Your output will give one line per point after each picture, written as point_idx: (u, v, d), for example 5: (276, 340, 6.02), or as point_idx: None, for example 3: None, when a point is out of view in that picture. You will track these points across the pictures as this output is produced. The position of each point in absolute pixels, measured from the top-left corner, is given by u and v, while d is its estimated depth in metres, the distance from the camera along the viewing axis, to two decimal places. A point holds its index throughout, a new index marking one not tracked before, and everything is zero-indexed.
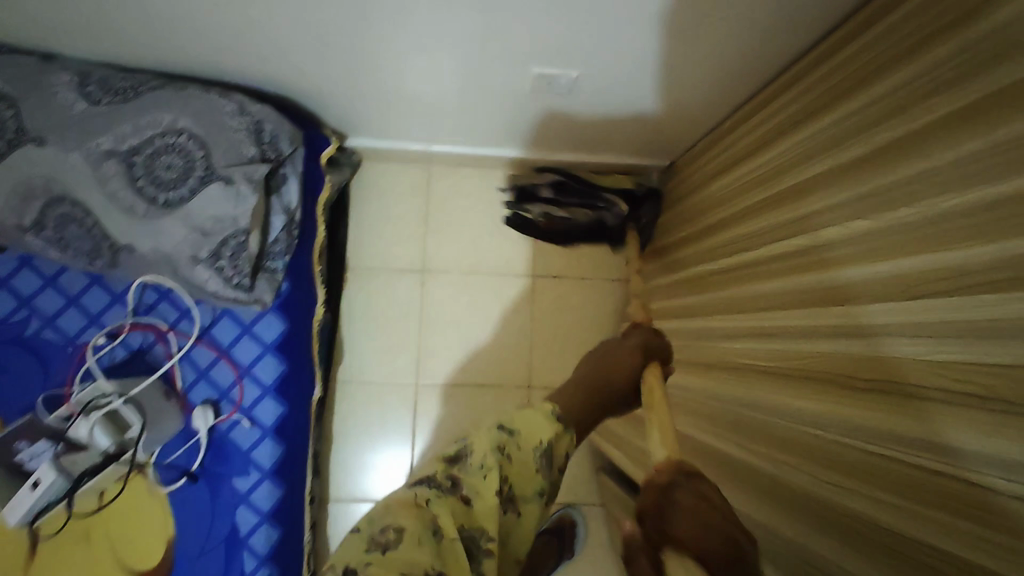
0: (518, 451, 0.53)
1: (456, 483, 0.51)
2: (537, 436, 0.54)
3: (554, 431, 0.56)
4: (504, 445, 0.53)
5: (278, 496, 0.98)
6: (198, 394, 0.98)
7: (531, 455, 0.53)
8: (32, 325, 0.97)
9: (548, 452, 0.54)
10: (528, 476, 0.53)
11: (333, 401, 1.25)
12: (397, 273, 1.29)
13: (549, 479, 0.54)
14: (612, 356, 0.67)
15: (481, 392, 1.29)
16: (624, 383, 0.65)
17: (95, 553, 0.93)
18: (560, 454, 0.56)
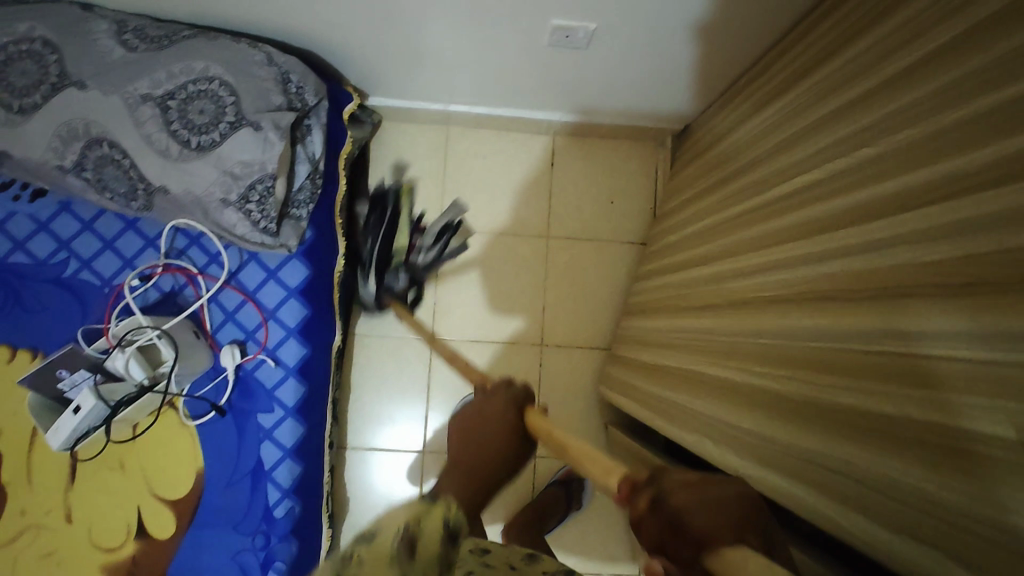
0: (371, 545, 0.52)
1: None
2: (398, 522, 0.54)
3: (410, 515, 0.56)
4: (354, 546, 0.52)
5: (300, 434, 1.03)
6: (225, 334, 1.03)
7: (389, 542, 0.51)
8: (71, 267, 1.02)
9: (407, 531, 0.53)
10: (387, 560, 0.49)
11: (351, 353, 1.30)
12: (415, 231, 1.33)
13: (414, 562, 0.50)
14: (480, 420, 0.69)
15: (493, 349, 1.32)
16: (502, 446, 0.66)
17: (128, 480, 1.00)
18: (428, 532, 0.54)
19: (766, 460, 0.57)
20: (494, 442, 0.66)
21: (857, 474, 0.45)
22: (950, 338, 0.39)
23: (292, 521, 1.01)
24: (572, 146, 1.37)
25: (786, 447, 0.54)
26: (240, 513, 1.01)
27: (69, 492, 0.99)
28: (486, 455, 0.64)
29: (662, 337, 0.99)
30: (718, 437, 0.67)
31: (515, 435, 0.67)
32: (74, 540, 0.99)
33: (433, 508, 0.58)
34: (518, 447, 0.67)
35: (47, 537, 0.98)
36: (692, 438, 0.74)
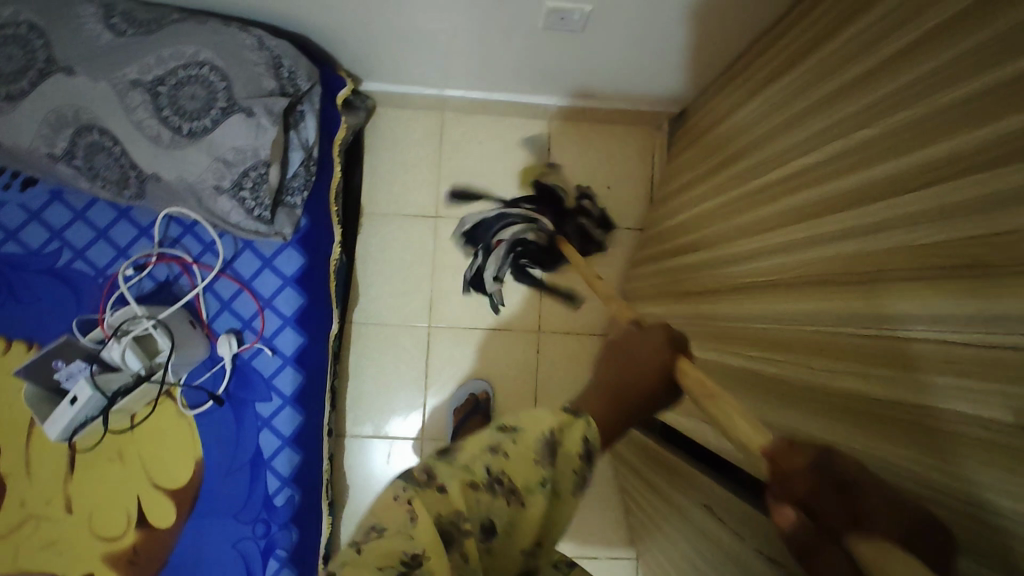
0: (514, 443, 0.42)
1: (431, 473, 0.40)
2: (540, 425, 0.43)
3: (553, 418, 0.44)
4: (499, 443, 0.42)
5: (298, 422, 1.02)
6: (221, 323, 1.02)
7: (532, 445, 0.42)
8: (63, 257, 1.01)
9: (559, 438, 0.42)
10: (528, 464, 0.41)
11: (349, 342, 1.29)
12: (411, 218, 1.32)
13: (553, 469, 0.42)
14: (634, 355, 0.51)
15: (492, 336, 1.32)
16: (657, 378, 0.51)
17: (127, 470, 1.00)
18: (574, 446, 0.43)
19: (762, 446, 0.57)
20: (640, 389, 0.49)
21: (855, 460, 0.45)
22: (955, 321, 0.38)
23: (292, 509, 1.02)
24: (570, 129, 1.35)
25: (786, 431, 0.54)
26: (240, 502, 1.01)
27: (69, 482, 0.99)
28: (630, 385, 0.49)
29: (661, 322, 0.99)
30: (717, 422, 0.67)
31: (669, 383, 0.51)
32: (75, 531, 0.99)
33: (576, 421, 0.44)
34: (665, 393, 0.52)
35: (48, 528, 0.99)
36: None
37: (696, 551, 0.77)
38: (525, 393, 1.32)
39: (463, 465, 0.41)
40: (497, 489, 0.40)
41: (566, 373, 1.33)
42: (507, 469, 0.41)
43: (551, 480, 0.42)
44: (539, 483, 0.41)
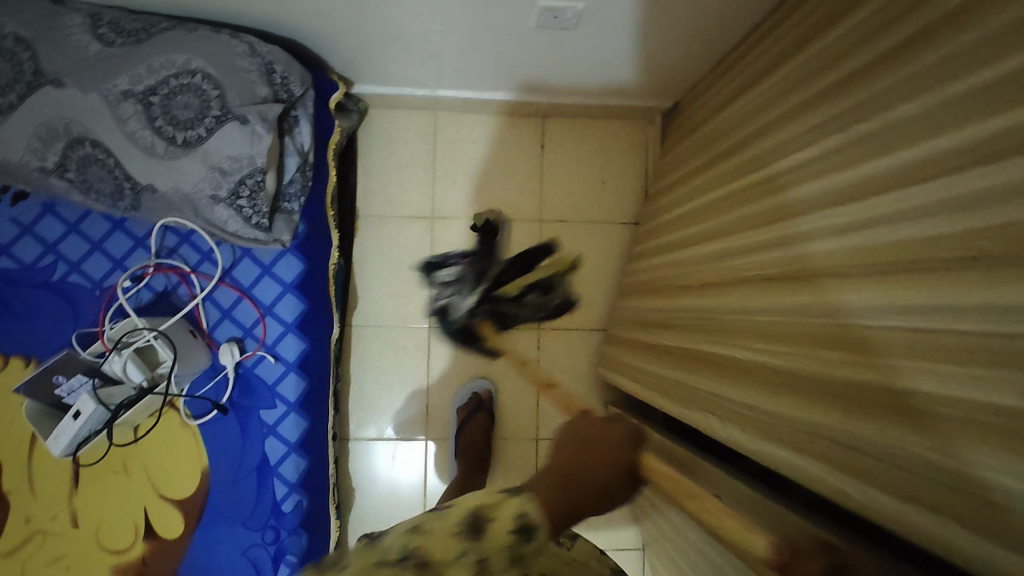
0: (437, 522, 0.50)
1: (344, 554, 0.47)
2: (470, 504, 0.52)
3: (487, 499, 0.52)
4: (421, 522, 0.50)
5: (304, 428, 1.03)
6: (222, 332, 1.02)
7: (453, 523, 0.49)
8: (59, 270, 1.01)
9: (480, 511, 0.50)
10: (450, 540, 0.48)
11: (349, 345, 1.29)
12: (407, 219, 1.32)
13: (481, 542, 0.48)
14: (597, 439, 0.57)
15: (491, 334, 1.33)
16: (619, 468, 0.55)
17: (133, 482, 1.00)
18: (504, 518, 0.50)
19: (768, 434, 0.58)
20: (597, 472, 0.54)
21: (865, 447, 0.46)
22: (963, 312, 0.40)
23: (301, 515, 1.02)
24: (563, 126, 1.36)
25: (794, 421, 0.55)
26: (248, 510, 1.01)
27: (74, 495, 0.99)
28: (591, 476, 0.53)
29: (661, 316, 1.00)
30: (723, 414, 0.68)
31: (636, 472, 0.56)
32: (82, 544, 0.99)
33: (509, 497, 0.52)
34: (633, 485, 0.56)
35: (54, 543, 0.99)
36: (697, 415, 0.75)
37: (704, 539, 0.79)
38: (527, 391, 1.33)
39: (383, 547, 0.48)
40: (412, 562, 0.46)
41: (566, 370, 1.34)
42: (424, 545, 0.47)
43: (474, 550, 0.48)
44: (460, 551, 0.47)
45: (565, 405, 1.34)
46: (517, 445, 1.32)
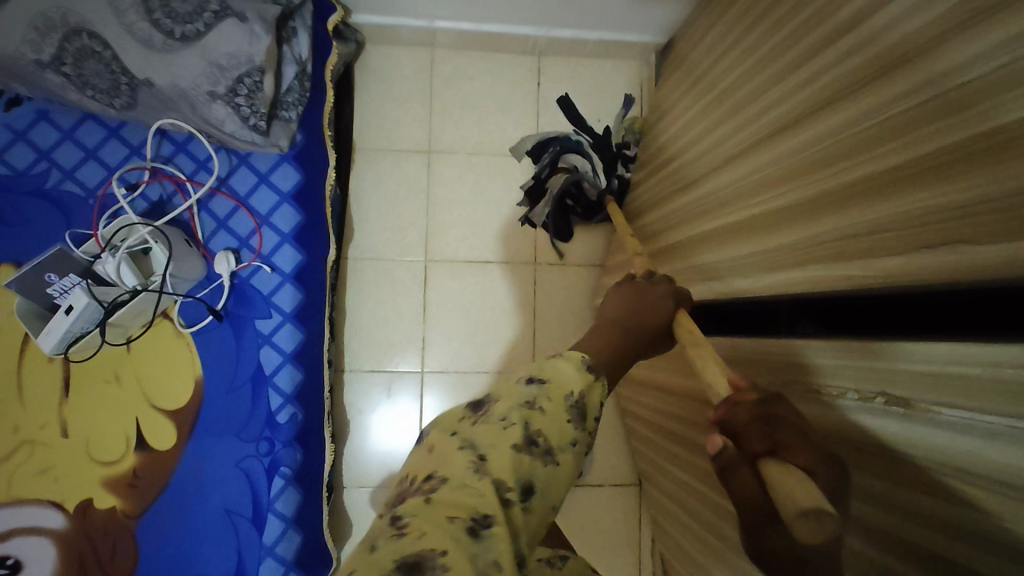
0: (547, 402, 0.46)
1: (463, 441, 0.43)
2: (569, 386, 0.48)
3: (582, 382, 0.49)
4: (533, 400, 0.46)
5: (300, 339, 1.02)
6: (218, 243, 1.01)
7: (564, 404, 0.46)
8: (53, 177, 1.00)
9: (582, 399, 0.47)
10: (563, 427, 0.45)
11: (345, 277, 1.29)
12: (405, 153, 1.32)
13: (586, 429, 0.47)
14: (640, 306, 0.64)
15: (490, 269, 1.33)
16: (652, 336, 0.62)
17: (125, 392, 0.99)
18: (593, 404, 0.49)
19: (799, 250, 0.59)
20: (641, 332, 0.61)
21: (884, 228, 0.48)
22: (963, 92, 0.41)
23: (296, 426, 1.01)
24: (559, 64, 1.37)
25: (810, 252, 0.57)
26: (243, 420, 1.00)
27: (64, 405, 0.98)
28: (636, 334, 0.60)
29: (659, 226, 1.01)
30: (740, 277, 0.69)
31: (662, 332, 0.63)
32: (72, 455, 0.98)
33: (598, 382, 0.50)
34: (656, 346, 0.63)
35: (44, 453, 0.97)
36: (709, 287, 0.76)
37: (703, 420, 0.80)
38: (523, 325, 1.33)
39: (500, 417, 0.44)
40: (535, 449, 0.43)
41: (562, 305, 1.35)
42: (540, 429, 0.44)
43: (581, 437, 0.46)
44: (570, 441, 0.45)
45: (562, 340, 1.34)
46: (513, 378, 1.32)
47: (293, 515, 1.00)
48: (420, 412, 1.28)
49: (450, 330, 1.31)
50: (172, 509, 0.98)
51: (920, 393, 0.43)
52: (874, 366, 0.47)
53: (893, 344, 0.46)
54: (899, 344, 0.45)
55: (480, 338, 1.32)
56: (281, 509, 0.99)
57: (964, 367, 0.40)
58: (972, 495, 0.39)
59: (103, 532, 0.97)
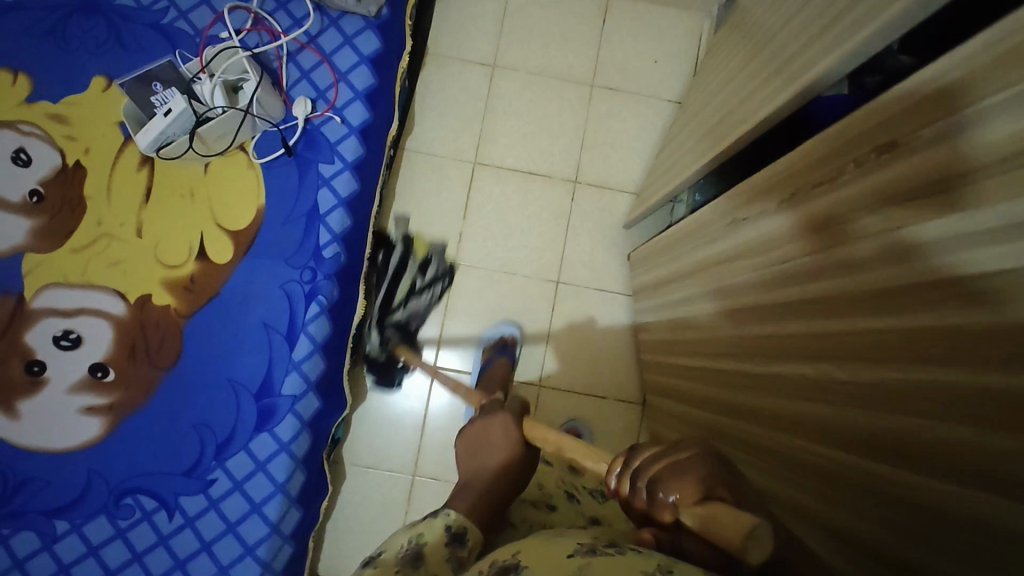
0: (384, 560, 0.67)
1: None
2: (398, 546, 0.69)
3: (410, 534, 0.69)
4: (372, 563, 0.67)
5: (354, 188, 1.14)
6: (299, 91, 1.14)
7: (395, 554, 0.67)
8: (169, 16, 1.14)
9: (412, 546, 0.67)
10: (397, 573, 0.65)
11: (400, 165, 1.41)
12: (471, 64, 1.44)
13: (418, 566, 0.65)
14: (482, 439, 0.82)
15: (530, 180, 1.42)
16: (514, 473, 0.76)
17: (195, 208, 1.10)
18: (431, 546, 0.67)
19: (810, 72, 0.65)
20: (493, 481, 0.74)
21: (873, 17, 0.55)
22: None
23: (338, 264, 1.12)
24: (625, 6, 1.46)
25: (818, 67, 0.64)
26: (293, 248, 1.11)
27: (142, 210, 1.10)
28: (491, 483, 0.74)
29: (703, 133, 1.07)
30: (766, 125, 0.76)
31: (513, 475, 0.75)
32: (140, 253, 1.09)
33: (430, 522, 0.70)
34: (520, 475, 0.76)
35: (118, 248, 1.09)
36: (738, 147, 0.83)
37: (722, 276, 0.85)
38: (556, 236, 1.41)
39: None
40: None
41: (595, 225, 1.42)
42: (378, 574, 0.66)
43: (421, 574, 0.65)
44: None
45: (590, 257, 1.41)
46: (539, 284, 1.40)
47: (321, 342, 1.11)
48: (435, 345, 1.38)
49: (485, 235, 1.40)
50: (218, 317, 1.08)
51: (891, 136, 0.50)
52: (859, 133, 0.54)
53: (872, 102, 0.52)
54: (886, 103, 0.51)
55: (512, 240, 1.40)
56: (312, 332, 1.10)
57: (918, 95, 0.46)
58: (915, 200, 0.45)
59: (155, 324, 1.07)
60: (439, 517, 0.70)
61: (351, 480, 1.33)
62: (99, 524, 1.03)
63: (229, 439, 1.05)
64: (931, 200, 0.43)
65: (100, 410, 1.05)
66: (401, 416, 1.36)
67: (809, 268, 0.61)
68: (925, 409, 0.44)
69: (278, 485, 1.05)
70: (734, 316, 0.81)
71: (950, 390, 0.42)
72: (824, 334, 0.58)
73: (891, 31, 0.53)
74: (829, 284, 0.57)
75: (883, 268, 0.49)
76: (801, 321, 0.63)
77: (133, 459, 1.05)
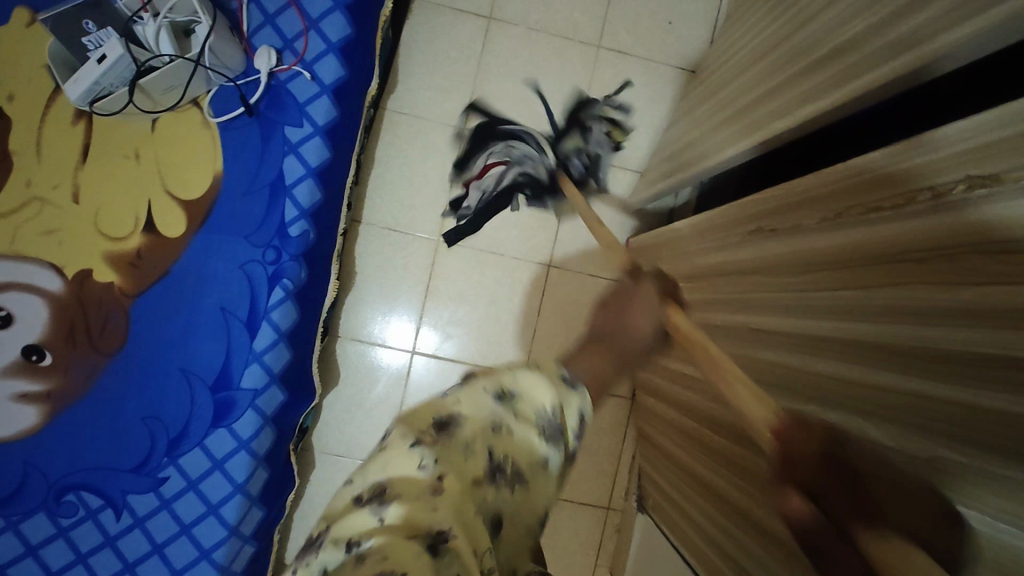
0: (516, 420, 0.46)
1: (431, 461, 0.42)
2: (539, 400, 0.49)
3: (553, 390, 0.50)
4: (501, 413, 0.46)
5: (326, 156, 1.01)
6: (261, 40, 0.99)
7: (535, 419, 0.48)
8: None
9: (555, 416, 0.49)
10: (528, 447, 0.46)
11: (380, 128, 1.26)
12: (463, 14, 1.27)
13: (560, 442, 0.49)
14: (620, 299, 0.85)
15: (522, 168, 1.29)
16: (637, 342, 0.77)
17: (141, 171, 0.96)
18: (570, 416, 0.51)
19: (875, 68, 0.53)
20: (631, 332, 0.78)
21: (978, 7, 0.43)
22: None
23: (305, 243, 1.00)
24: None
25: (886, 64, 0.52)
26: (254, 223, 0.98)
27: (79, 171, 0.95)
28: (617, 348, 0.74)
29: (727, 113, 0.94)
30: (810, 122, 0.64)
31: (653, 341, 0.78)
32: (76, 220, 0.95)
33: (571, 393, 0.53)
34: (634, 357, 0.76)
35: (51, 214, 0.94)
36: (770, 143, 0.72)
37: (731, 288, 0.76)
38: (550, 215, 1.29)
39: (460, 446, 0.44)
40: (500, 477, 0.44)
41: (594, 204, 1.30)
42: (506, 451, 0.45)
43: (560, 449, 0.49)
44: (542, 460, 0.47)
45: (585, 238, 1.30)
46: (527, 265, 1.28)
47: (286, 330, 1.00)
48: (417, 332, 1.27)
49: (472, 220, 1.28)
50: (170, 298, 0.96)
51: (987, 168, 0.38)
52: (938, 158, 0.43)
53: (959, 121, 0.42)
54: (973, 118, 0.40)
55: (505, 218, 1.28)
56: (276, 319, 0.99)
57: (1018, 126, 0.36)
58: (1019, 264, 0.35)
59: (97, 304, 0.94)
60: (576, 394, 0.53)
61: (319, 469, 1.25)
62: (38, 522, 0.93)
63: (182, 434, 0.95)
64: None
65: (37, 398, 0.93)
66: (375, 403, 1.27)
67: (848, 308, 0.51)
68: (971, 496, 0.38)
69: (237, 485, 0.96)
70: (743, 338, 0.71)
71: (1001, 484, 0.35)
72: (847, 389, 0.50)
73: (996, 39, 0.42)
74: (869, 334, 0.48)
75: (950, 330, 0.40)
76: (824, 365, 0.54)
77: (76, 452, 0.94)
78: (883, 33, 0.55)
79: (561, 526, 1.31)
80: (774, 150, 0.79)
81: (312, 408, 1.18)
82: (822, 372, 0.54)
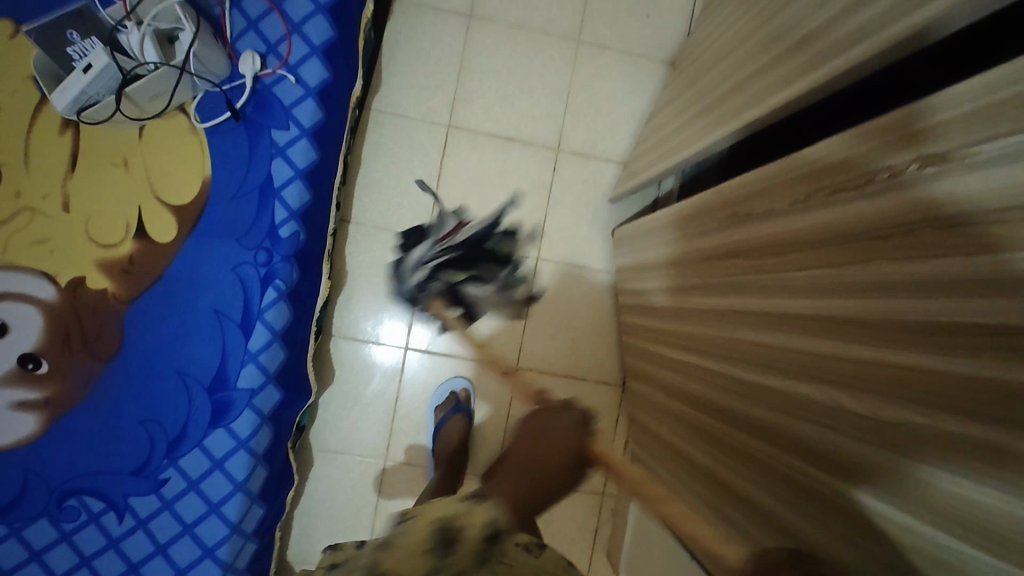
0: (405, 536, 0.54)
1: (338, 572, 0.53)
2: (432, 516, 0.56)
3: (444, 511, 0.56)
4: (391, 537, 0.55)
5: (314, 158, 1.03)
6: (245, 44, 1.01)
7: (420, 536, 0.54)
8: None
9: (445, 525, 0.54)
10: (416, 559, 0.52)
11: (366, 128, 1.28)
12: (444, 14, 1.29)
13: (449, 557, 0.52)
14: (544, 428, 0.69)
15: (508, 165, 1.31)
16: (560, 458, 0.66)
17: (131, 178, 0.97)
18: (471, 530, 0.54)
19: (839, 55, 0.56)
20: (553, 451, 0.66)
21: None
22: None
23: (296, 244, 1.02)
24: None
25: (850, 50, 0.55)
26: (245, 226, 1.00)
27: (69, 180, 0.96)
28: (544, 469, 0.64)
29: (704, 103, 0.97)
30: (781, 109, 0.67)
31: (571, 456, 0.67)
32: (68, 229, 0.96)
33: (475, 505, 0.57)
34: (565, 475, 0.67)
35: (43, 224, 0.95)
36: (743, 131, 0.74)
37: (712, 272, 0.79)
38: (536, 209, 1.31)
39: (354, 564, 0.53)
40: None
41: (579, 196, 1.32)
42: (389, 566, 0.51)
43: (448, 568, 0.52)
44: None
45: (571, 230, 1.32)
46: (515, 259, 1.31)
47: (281, 329, 1.02)
48: (409, 328, 1.29)
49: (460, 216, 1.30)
50: (164, 303, 0.97)
51: (939, 147, 0.41)
52: (896, 139, 0.46)
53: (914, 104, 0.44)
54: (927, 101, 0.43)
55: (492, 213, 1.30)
56: (270, 320, 1.01)
57: (966, 107, 0.38)
58: (966, 237, 0.38)
59: (92, 311, 0.95)
60: (480, 505, 0.57)
61: (318, 466, 1.27)
62: (42, 527, 0.94)
63: (182, 435, 0.97)
64: (981, 243, 0.36)
65: (35, 405, 0.94)
66: (370, 399, 1.29)
67: (818, 284, 0.54)
68: (930, 452, 0.41)
69: (238, 483, 0.98)
70: (724, 319, 0.74)
71: (958, 440, 0.38)
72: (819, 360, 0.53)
73: (947, 25, 0.44)
74: (836, 308, 0.50)
75: (908, 301, 0.43)
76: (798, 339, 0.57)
77: (76, 457, 0.95)
78: (846, 21, 0.57)
79: (558, 512, 1.34)
80: (751, 137, 0.81)
81: (309, 407, 1.20)
82: (796, 346, 0.57)
